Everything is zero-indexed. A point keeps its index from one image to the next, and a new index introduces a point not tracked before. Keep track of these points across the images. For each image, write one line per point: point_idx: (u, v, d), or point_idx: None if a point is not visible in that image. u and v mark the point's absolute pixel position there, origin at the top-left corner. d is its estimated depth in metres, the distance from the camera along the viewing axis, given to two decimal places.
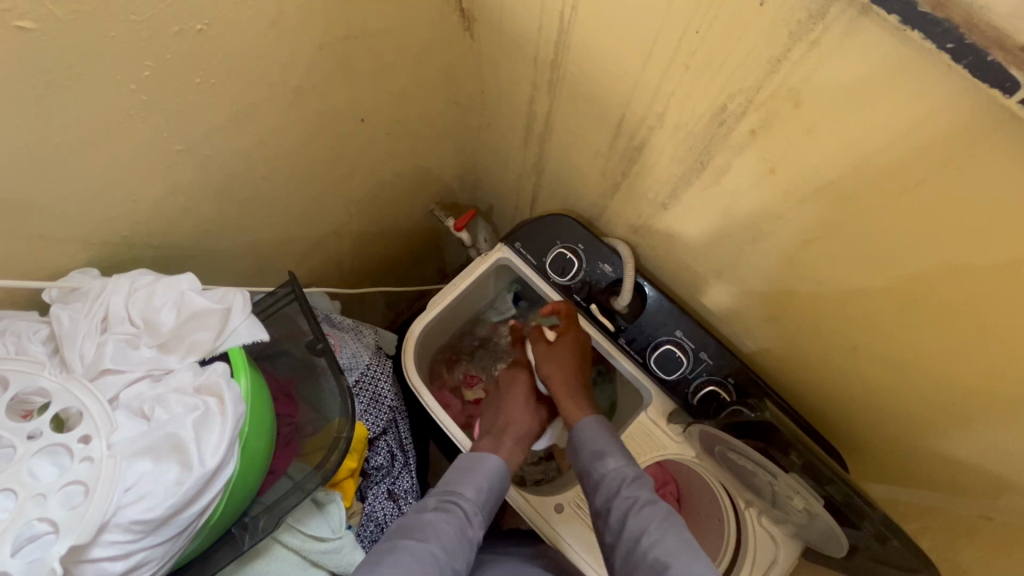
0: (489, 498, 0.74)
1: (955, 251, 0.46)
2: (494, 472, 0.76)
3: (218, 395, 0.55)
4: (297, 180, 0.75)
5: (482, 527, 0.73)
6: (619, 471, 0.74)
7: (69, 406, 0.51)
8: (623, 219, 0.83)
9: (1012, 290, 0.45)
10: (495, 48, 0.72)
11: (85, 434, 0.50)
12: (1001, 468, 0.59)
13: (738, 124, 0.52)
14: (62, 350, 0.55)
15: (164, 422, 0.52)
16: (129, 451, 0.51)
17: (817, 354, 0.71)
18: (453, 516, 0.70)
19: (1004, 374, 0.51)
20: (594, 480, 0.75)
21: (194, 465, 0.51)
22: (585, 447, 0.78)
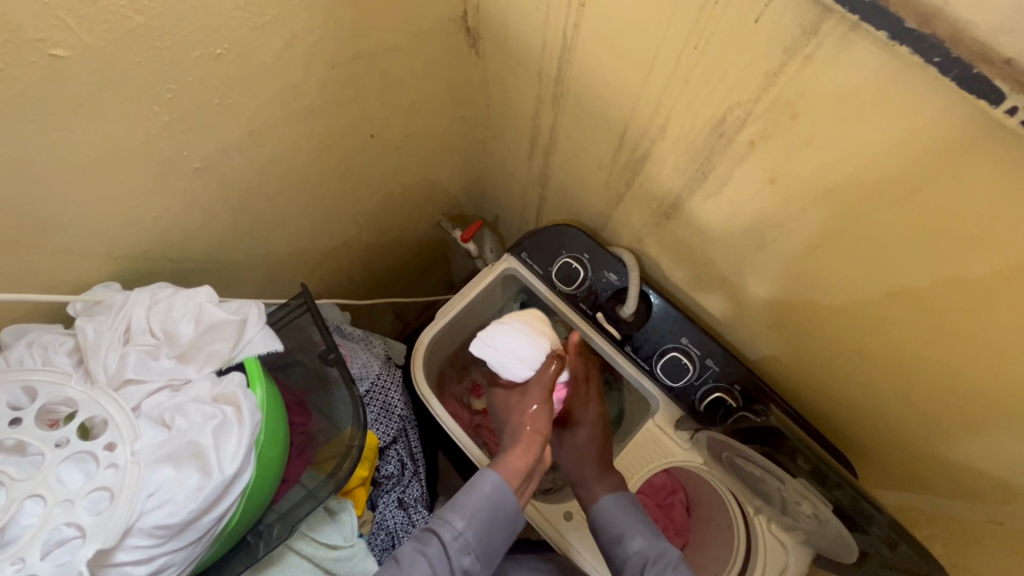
0: (480, 525, 0.70)
1: (953, 256, 0.47)
2: (487, 496, 0.71)
3: (235, 404, 0.57)
4: (310, 194, 0.77)
5: (472, 555, 0.70)
6: (642, 555, 0.72)
7: (94, 414, 0.53)
8: (628, 228, 0.84)
9: (1011, 293, 0.45)
10: (500, 64, 0.74)
11: (110, 442, 0.52)
12: (1010, 472, 0.59)
13: (737, 135, 0.54)
14: (87, 360, 0.57)
15: (185, 430, 0.54)
16: (152, 458, 0.52)
17: (822, 360, 0.71)
18: (433, 545, 0.68)
19: (1009, 377, 0.52)
20: (618, 562, 0.73)
21: (214, 471, 0.52)
22: (605, 528, 0.75)
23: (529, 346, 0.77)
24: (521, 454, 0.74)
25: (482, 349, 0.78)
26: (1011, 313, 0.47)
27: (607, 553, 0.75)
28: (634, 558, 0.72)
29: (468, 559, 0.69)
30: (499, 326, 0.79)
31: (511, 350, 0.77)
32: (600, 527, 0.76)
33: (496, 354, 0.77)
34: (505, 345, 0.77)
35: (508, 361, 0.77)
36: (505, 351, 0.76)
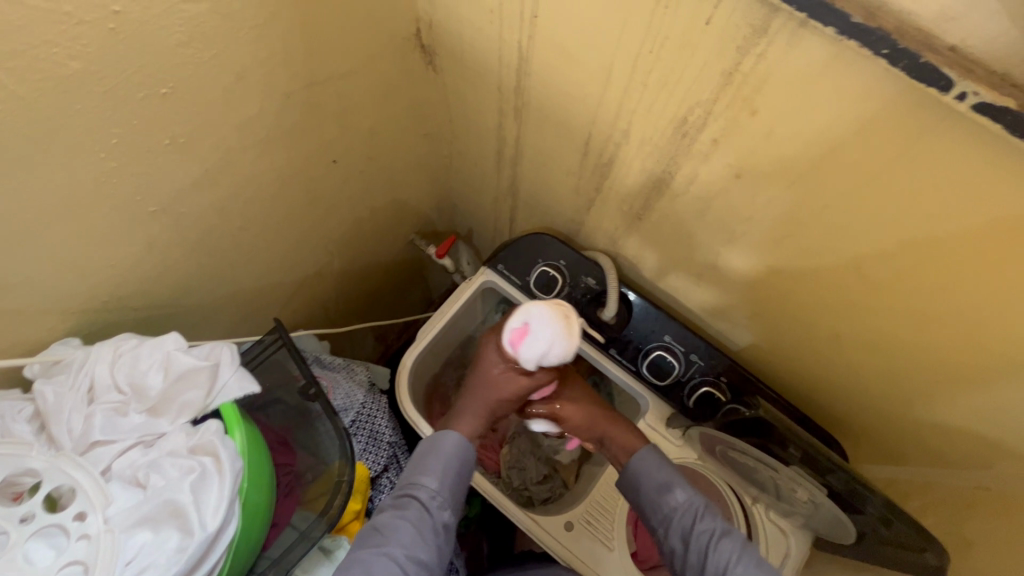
0: (453, 480, 0.72)
1: (915, 236, 0.48)
2: (454, 452, 0.73)
3: (214, 454, 0.54)
4: (275, 225, 0.75)
5: (450, 510, 0.71)
6: (688, 503, 0.72)
7: (61, 483, 0.50)
8: (600, 232, 0.84)
9: (972, 265, 0.47)
10: (457, 79, 0.74)
11: (80, 512, 0.49)
12: (988, 436, 0.60)
13: (700, 134, 0.54)
14: (48, 426, 0.53)
15: (160, 488, 0.51)
16: (127, 523, 0.50)
17: (800, 344, 0.73)
18: (412, 507, 0.69)
19: (980, 345, 0.53)
20: (663, 514, 0.72)
21: (196, 529, 0.50)
22: (647, 479, 0.75)
23: (559, 359, 0.69)
24: (474, 424, 0.76)
25: (540, 320, 0.67)
26: (976, 285, 0.48)
27: (650, 506, 0.74)
28: (680, 508, 0.71)
29: (447, 515, 0.70)
30: (564, 316, 0.67)
31: (549, 345, 0.67)
32: (642, 481, 0.75)
33: (539, 334, 0.67)
34: (549, 343, 0.67)
35: (533, 353, 0.68)
36: (543, 344, 0.67)
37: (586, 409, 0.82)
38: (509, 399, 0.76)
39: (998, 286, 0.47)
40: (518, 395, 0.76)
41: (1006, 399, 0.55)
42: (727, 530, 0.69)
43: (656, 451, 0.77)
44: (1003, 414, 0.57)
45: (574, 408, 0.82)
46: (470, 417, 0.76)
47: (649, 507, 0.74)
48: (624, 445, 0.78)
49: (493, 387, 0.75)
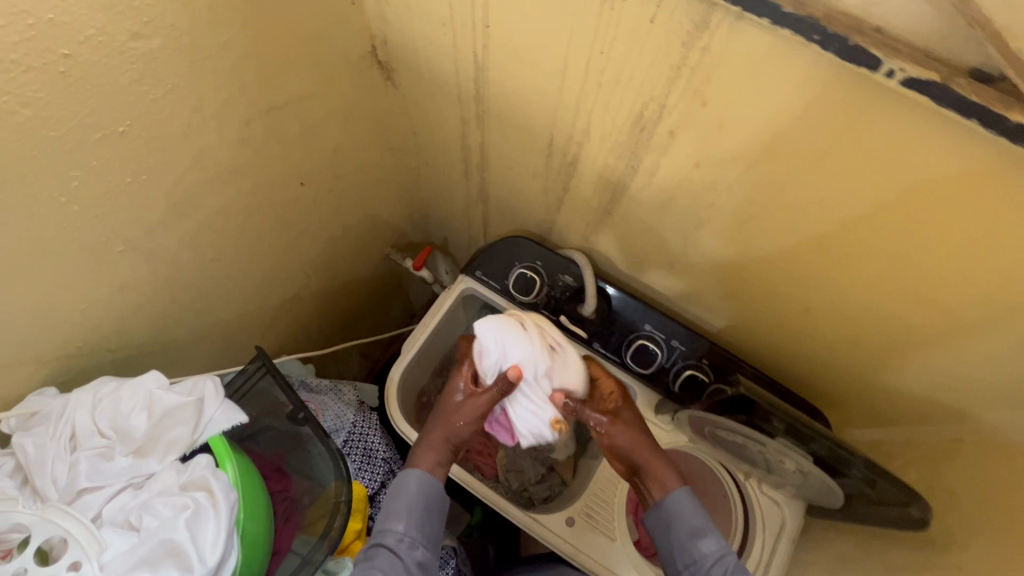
0: (421, 518, 0.68)
1: (866, 208, 0.51)
2: (416, 490, 0.69)
3: (207, 488, 0.53)
4: (248, 252, 0.75)
5: (423, 547, 0.67)
6: (719, 553, 0.65)
7: (51, 535, 0.48)
8: (573, 230, 0.86)
9: (921, 229, 0.50)
10: (417, 91, 0.76)
11: (74, 562, 0.47)
12: (954, 389, 0.64)
13: (657, 127, 0.56)
14: (32, 479, 0.52)
15: (155, 529, 0.50)
16: (124, 568, 0.48)
17: (773, 320, 0.75)
18: (380, 555, 0.65)
19: (938, 304, 0.56)
20: (689, 558, 0.66)
21: (196, 565, 0.49)
22: (681, 522, 0.67)
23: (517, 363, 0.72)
24: (433, 447, 0.71)
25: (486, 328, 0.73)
26: (925, 248, 0.51)
27: (678, 548, 0.67)
28: (712, 560, 0.65)
29: (420, 552, 0.67)
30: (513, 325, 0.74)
31: (501, 350, 0.72)
32: (675, 523, 0.68)
33: (488, 342, 0.72)
34: (499, 347, 0.72)
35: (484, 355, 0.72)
36: (493, 349, 0.72)
37: (633, 437, 0.72)
38: (467, 422, 0.71)
39: (945, 247, 0.50)
40: (478, 418, 0.72)
41: (965, 351, 0.59)
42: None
43: (693, 496, 0.69)
44: (964, 367, 0.60)
45: (623, 430, 0.72)
46: (428, 440, 0.71)
47: (674, 550, 0.68)
48: (657, 483, 0.70)
49: (453, 408, 0.73)
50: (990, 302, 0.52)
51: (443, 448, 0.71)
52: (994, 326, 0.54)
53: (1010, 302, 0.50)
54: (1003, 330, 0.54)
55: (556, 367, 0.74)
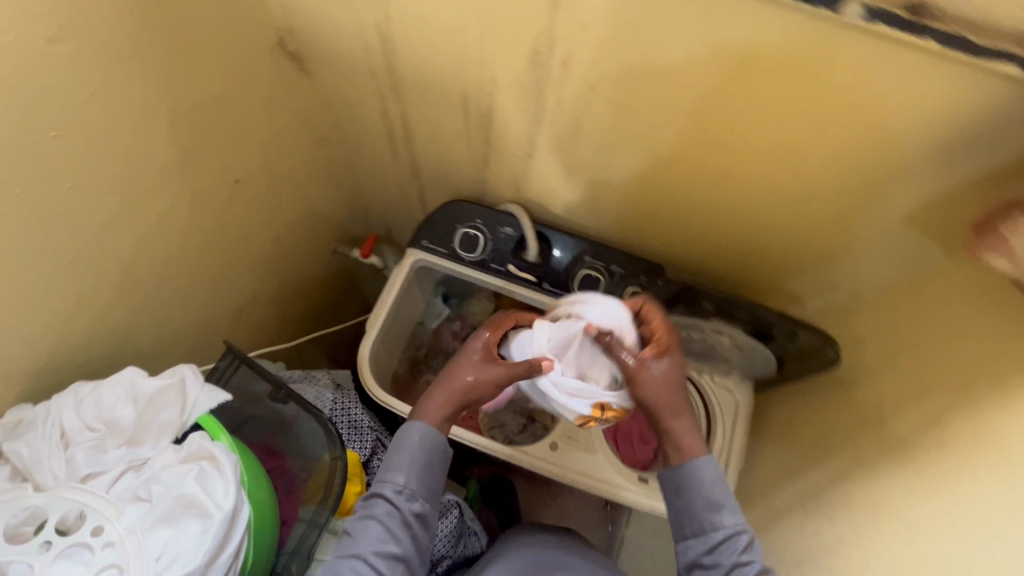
0: (422, 471, 0.69)
1: (731, 100, 0.60)
2: (419, 443, 0.69)
3: (208, 452, 0.55)
4: (198, 255, 0.78)
5: (422, 500, 0.69)
6: (732, 532, 0.66)
7: (68, 512, 0.52)
8: (504, 183, 0.92)
9: (777, 107, 0.59)
10: (330, 74, 0.80)
11: (96, 526, 0.52)
12: (844, 248, 0.75)
13: (553, 59, 0.63)
14: (31, 477, 0.54)
15: (167, 490, 0.53)
16: (147, 524, 0.52)
17: (693, 230, 0.84)
18: (379, 505, 0.68)
19: (812, 172, 0.66)
20: (697, 525, 0.67)
21: (212, 510, 0.52)
22: (698, 489, 0.68)
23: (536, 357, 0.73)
24: (444, 410, 0.71)
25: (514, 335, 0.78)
26: (784, 124, 0.61)
27: (688, 518, 0.68)
28: (723, 537, 0.66)
29: (419, 504, 0.69)
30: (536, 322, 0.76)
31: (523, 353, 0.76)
32: (692, 491, 0.68)
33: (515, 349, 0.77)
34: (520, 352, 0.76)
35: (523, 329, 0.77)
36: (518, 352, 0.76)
37: (660, 390, 0.69)
38: (485, 381, 0.71)
39: (797, 119, 0.60)
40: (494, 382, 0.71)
41: (843, 209, 0.69)
42: (764, 570, 0.64)
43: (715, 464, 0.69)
44: (847, 223, 0.71)
45: (647, 385, 0.69)
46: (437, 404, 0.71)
47: (683, 518, 0.68)
48: (677, 445, 0.69)
49: (463, 377, 0.72)
50: (846, 158, 0.62)
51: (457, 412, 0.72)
52: (855, 179, 0.64)
53: (858, 154, 0.61)
54: (863, 181, 0.64)
55: (561, 352, 0.73)
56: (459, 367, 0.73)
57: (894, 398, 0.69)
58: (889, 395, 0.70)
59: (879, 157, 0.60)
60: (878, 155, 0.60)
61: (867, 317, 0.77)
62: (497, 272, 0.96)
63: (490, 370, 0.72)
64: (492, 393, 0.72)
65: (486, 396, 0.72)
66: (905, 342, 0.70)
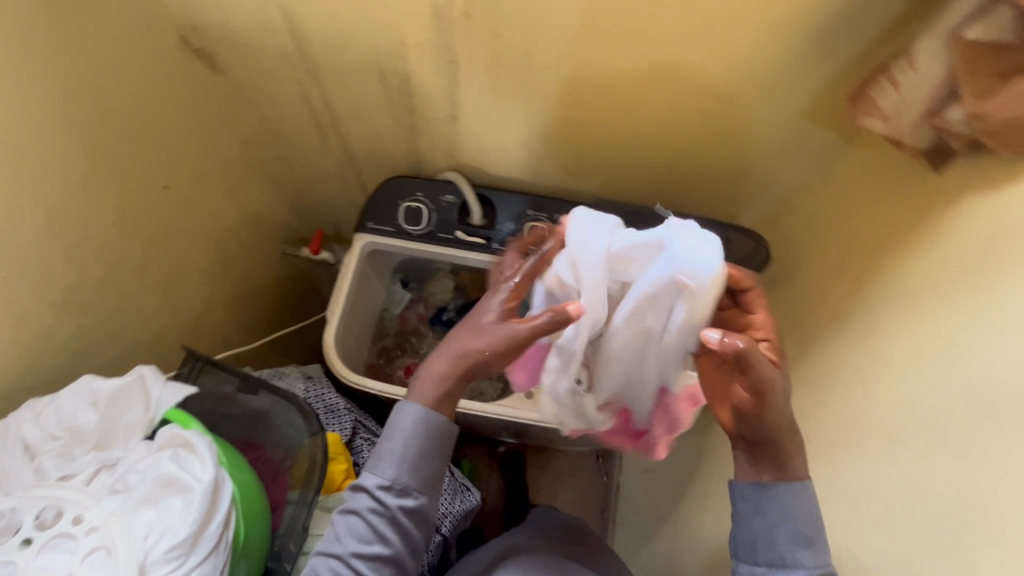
0: (411, 462, 0.59)
1: (617, 28, 0.64)
2: (410, 431, 0.60)
3: (182, 437, 0.56)
4: (132, 263, 0.77)
5: (413, 494, 0.59)
6: (817, 572, 0.56)
7: (44, 508, 0.52)
8: (438, 152, 0.94)
9: (658, 30, 0.64)
10: (240, 65, 0.80)
11: (76, 516, 0.52)
12: (761, 154, 0.80)
13: (453, 13, 0.66)
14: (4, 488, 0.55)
15: (145, 475, 0.54)
16: (129, 508, 0.52)
17: (625, 164, 0.88)
18: (361, 500, 0.59)
19: (706, 89, 0.71)
20: (773, 552, 0.58)
21: (193, 483, 0.53)
22: (789, 518, 0.58)
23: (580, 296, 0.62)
24: (442, 378, 0.60)
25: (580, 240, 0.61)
26: (665, 46, 0.66)
27: (764, 542, 0.59)
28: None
29: (412, 499, 0.60)
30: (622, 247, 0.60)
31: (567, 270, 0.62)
32: (779, 518, 0.58)
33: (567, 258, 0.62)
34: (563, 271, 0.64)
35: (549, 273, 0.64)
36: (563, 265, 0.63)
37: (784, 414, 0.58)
38: (493, 349, 0.59)
39: (677, 40, 0.65)
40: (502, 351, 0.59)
41: (747, 119, 0.75)
42: None
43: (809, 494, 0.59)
44: (753, 131, 0.76)
45: (776, 411, 0.57)
46: (435, 373, 0.61)
47: (758, 542, 0.59)
48: (780, 459, 0.59)
49: (467, 345, 0.60)
50: (733, 68, 0.67)
51: (455, 384, 0.61)
52: (748, 87, 0.70)
53: (739, 64, 0.67)
54: (755, 87, 0.70)
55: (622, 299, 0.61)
56: (468, 329, 0.62)
57: (820, 281, 0.75)
58: (814, 279, 0.77)
59: (761, 61, 0.66)
60: (759, 60, 0.66)
61: (795, 216, 0.83)
62: (446, 241, 0.98)
63: (496, 332, 0.59)
64: (506, 360, 0.60)
65: (491, 367, 0.60)
66: (819, 228, 0.76)
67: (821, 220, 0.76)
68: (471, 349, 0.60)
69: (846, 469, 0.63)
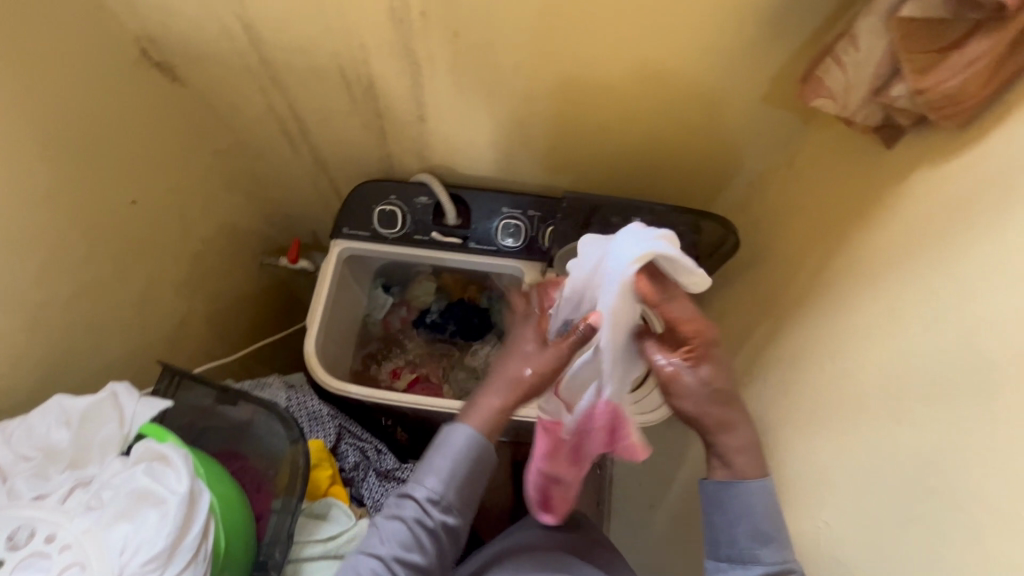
0: (458, 481, 0.63)
1: (573, 22, 0.65)
2: (461, 449, 0.63)
3: (156, 452, 0.56)
4: (101, 282, 0.77)
5: (454, 511, 0.63)
6: (777, 567, 0.57)
7: (17, 527, 0.53)
8: (409, 154, 0.95)
9: (613, 22, 0.65)
10: (202, 75, 0.80)
11: (48, 534, 0.52)
12: (725, 140, 0.82)
13: (410, 13, 0.66)
14: None
15: (118, 490, 0.54)
16: (102, 523, 0.52)
17: (594, 157, 0.89)
18: (406, 509, 0.63)
19: (667, 78, 0.72)
20: (737, 549, 0.59)
21: (166, 497, 0.53)
22: (750, 518, 0.59)
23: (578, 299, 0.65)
24: (499, 410, 0.65)
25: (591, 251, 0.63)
26: (621, 37, 0.67)
27: (727, 538, 0.60)
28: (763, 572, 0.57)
29: (452, 517, 0.64)
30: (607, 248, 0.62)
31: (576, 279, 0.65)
32: (741, 518, 0.59)
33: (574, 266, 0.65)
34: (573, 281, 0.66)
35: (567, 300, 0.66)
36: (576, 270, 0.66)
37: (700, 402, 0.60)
38: (544, 373, 0.64)
39: (632, 30, 0.66)
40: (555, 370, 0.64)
41: (707, 106, 0.76)
42: None
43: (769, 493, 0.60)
44: (715, 117, 0.78)
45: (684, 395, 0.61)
46: (490, 402, 0.65)
47: (721, 535, 0.61)
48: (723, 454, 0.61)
49: (520, 371, 0.65)
50: (691, 56, 0.68)
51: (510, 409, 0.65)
52: (706, 74, 0.71)
53: (697, 52, 0.68)
54: (714, 74, 0.71)
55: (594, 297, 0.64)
56: (513, 357, 0.66)
57: (786, 262, 0.77)
58: (780, 260, 0.78)
59: (716, 48, 0.67)
60: (714, 47, 0.67)
61: (761, 199, 0.84)
62: (422, 242, 0.98)
63: (550, 358, 0.64)
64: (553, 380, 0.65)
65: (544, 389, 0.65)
66: (784, 210, 0.78)
67: (787, 202, 0.77)
68: (524, 377, 0.64)
69: (811, 442, 0.64)
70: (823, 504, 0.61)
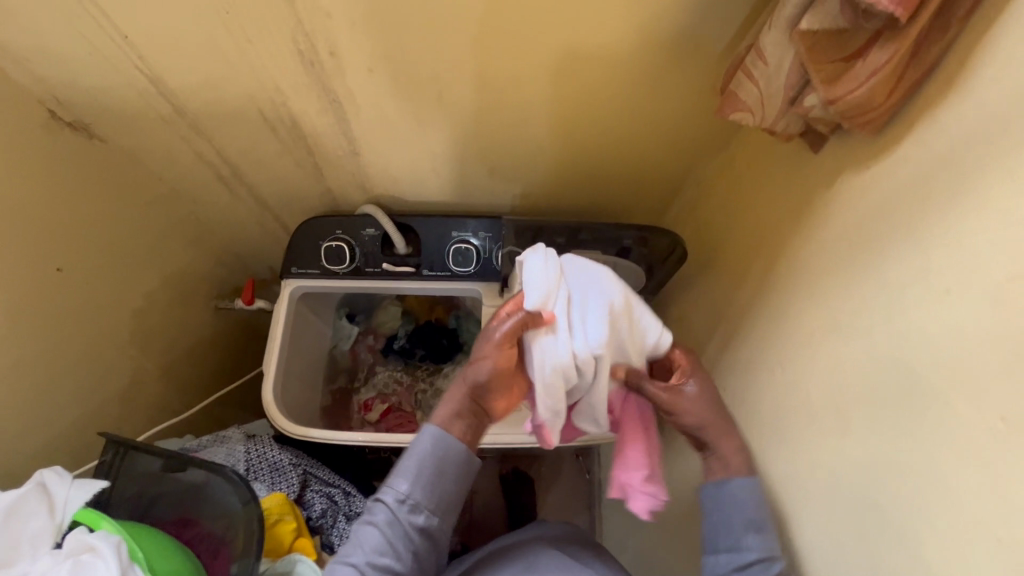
0: (428, 482, 0.62)
1: (488, 48, 0.64)
2: (429, 451, 0.62)
3: (88, 541, 0.55)
4: (32, 358, 0.73)
5: (427, 512, 0.62)
6: (766, 555, 0.57)
7: None
8: (350, 187, 0.92)
9: (529, 46, 0.63)
10: (121, 131, 0.77)
11: None
12: (665, 147, 0.80)
13: (319, 53, 0.64)
14: None
15: None
16: None
17: (538, 175, 0.87)
18: (377, 512, 0.62)
19: (594, 95, 0.71)
20: (728, 540, 0.59)
21: None
22: (738, 511, 0.60)
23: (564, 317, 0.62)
24: (449, 399, 0.65)
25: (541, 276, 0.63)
26: (541, 58, 0.65)
27: (723, 531, 0.60)
28: (754, 559, 0.57)
29: (423, 517, 0.62)
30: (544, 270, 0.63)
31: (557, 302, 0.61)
32: (732, 508, 0.60)
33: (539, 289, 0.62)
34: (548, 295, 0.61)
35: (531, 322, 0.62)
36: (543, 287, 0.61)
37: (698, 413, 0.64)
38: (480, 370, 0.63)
39: (549, 52, 0.64)
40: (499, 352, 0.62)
41: (641, 117, 0.75)
42: None
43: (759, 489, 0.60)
44: (651, 127, 0.76)
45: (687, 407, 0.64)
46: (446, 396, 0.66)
47: (717, 531, 0.61)
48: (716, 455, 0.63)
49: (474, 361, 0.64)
50: (615, 73, 0.67)
51: (464, 399, 0.65)
52: (635, 87, 0.70)
53: (620, 67, 0.66)
54: (642, 86, 0.69)
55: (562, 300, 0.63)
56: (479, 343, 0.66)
57: (735, 266, 0.76)
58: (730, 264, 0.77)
59: (639, 62, 0.66)
60: (637, 61, 0.65)
61: (709, 202, 0.83)
62: (374, 274, 0.95)
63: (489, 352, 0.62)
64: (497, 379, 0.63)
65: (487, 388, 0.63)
66: (730, 213, 0.77)
67: (732, 206, 0.76)
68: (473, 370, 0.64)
69: (768, 451, 0.64)
70: (790, 517, 0.60)
